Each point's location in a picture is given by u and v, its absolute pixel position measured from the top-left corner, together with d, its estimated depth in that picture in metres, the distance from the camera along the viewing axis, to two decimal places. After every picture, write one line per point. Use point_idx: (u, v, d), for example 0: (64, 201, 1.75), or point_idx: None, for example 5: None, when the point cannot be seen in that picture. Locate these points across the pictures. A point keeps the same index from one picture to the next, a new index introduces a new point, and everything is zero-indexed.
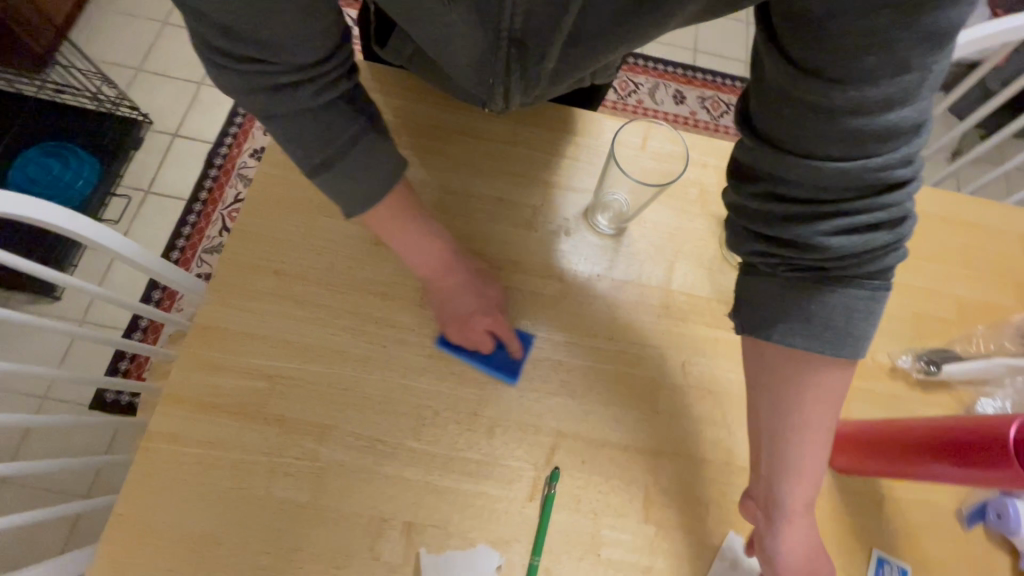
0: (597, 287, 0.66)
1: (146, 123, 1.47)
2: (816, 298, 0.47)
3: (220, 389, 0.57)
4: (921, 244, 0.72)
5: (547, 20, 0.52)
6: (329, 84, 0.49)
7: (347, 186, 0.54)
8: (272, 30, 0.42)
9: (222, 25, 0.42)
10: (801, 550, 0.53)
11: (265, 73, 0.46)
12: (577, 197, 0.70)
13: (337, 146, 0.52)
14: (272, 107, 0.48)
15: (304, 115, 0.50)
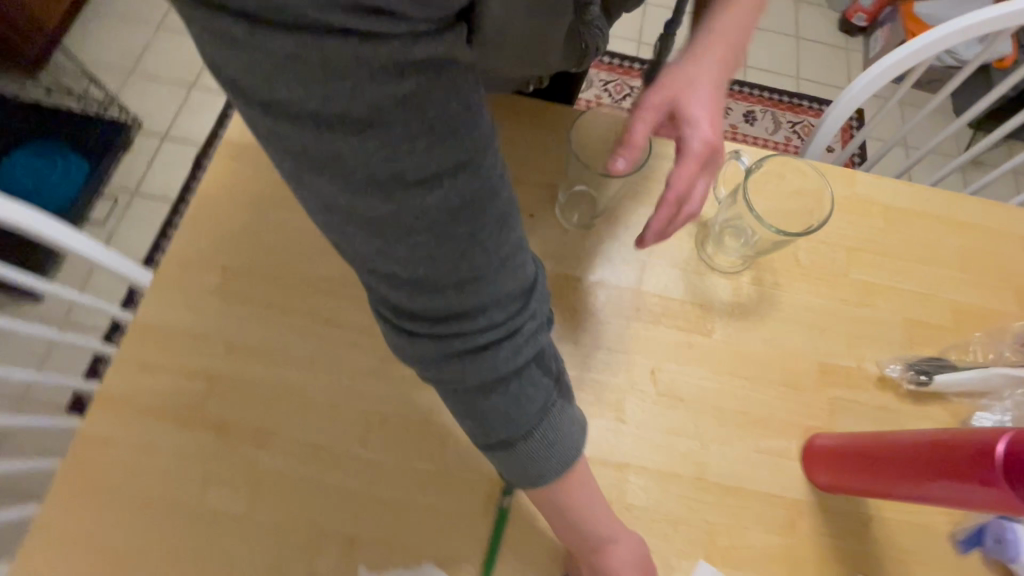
0: (563, 287, 0.62)
1: (136, 125, 1.47)
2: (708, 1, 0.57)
3: (156, 391, 0.54)
4: (914, 245, 0.68)
5: None
6: (523, 353, 0.37)
7: (530, 461, 0.41)
8: (453, 264, 0.31)
9: (410, 275, 0.31)
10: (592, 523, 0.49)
11: (446, 337, 0.34)
12: (545, 192, 0.66)
13: (516, 425, 0.39)
14: (472, 384, 0.36)
15: (495, 385, 0.37)
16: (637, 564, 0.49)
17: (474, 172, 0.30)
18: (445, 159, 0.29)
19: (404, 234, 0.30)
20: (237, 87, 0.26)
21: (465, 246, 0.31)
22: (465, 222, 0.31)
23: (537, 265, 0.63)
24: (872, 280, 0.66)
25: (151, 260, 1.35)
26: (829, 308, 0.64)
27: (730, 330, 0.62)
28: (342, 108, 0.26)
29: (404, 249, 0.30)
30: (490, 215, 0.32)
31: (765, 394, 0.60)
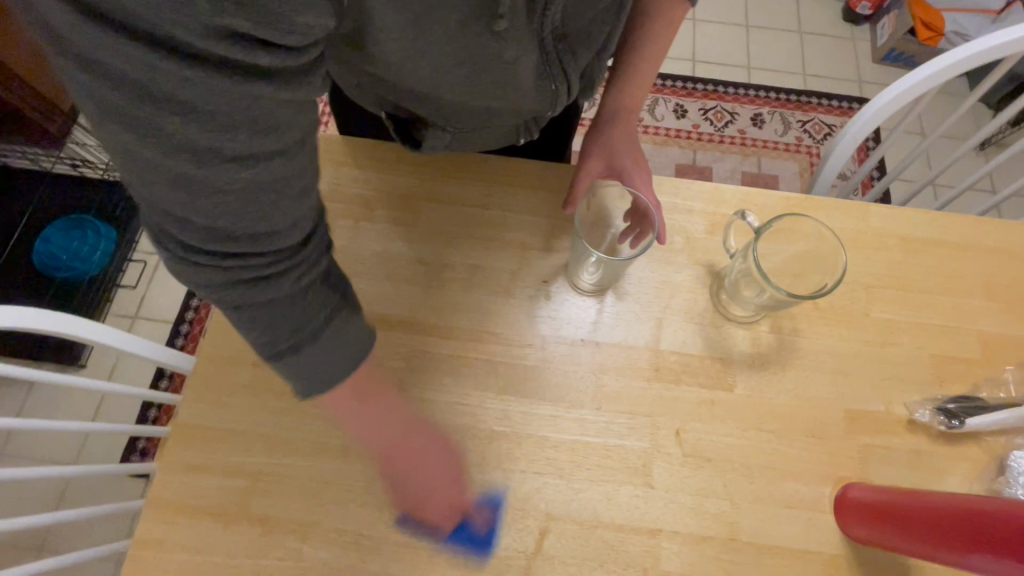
0: (581, 353, 0.63)
1: None
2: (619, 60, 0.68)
3: (202, 491, 0.56)
4: (936, 277, 0.67)
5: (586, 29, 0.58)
6: (310, 281, 0.43)
7: (327, 357, 0.46)
8: (247, 217, 0.36)
9: (205, 222, 0.35)
10: (427, 474, 0.56)
11: (229, 269, 0.38)
12: (555, 256, 0.68)
13: (301, 333, 0.44)
14: (257, 303, 0.41)
15: (277, 303, 0.42)
16: (439, 455, 0.56)
17: (297, 156, 0.37)
18: (261, 143, 0.34)
19: (211, 190, 0.34)
20: (92, 66, 0.28)
21: (267, 200, 0.36)
22: (265, 191, 0.36)
23: (553, 331, 0.64)
24: (894, 318, 0.65)
25: (183, 320, 1.40)
26: (851, 351, 0.64)
27: (751, 381, 0.62)
28: (163, 93, 0.29)
29: (205, 203, 0.34)
30: (295, 188, 0.38)
31: (793, 446, 0.60)
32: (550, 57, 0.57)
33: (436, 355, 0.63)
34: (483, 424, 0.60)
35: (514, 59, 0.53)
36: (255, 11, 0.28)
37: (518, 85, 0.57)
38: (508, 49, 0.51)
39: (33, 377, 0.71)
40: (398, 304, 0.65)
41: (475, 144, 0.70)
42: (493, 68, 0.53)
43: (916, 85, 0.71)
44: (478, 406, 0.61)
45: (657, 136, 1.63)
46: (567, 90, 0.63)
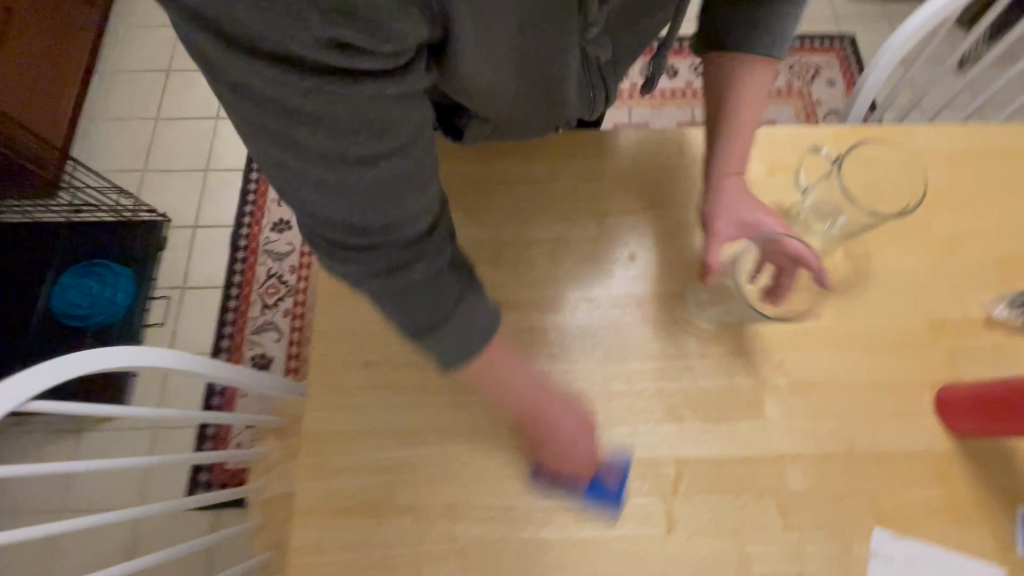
0: (676, 305, 0.66)
1: (164, 220, 1.49)
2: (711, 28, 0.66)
3: (347, 492, 0.58)
4: (985, 185, 0.71)
5: (624, 19, 0.59)
6: (436, 264, 0.45)
7: (454, 344, 0.49)
8: (381, 208, 0.40)
9: (344, 220, 0.40)
10: (523, 387, 0.57)
11: (377, 255, 0.42)
12: (632, 218, 0.70)
13: (443, 311, 0.46)
14: (396, 290, 0.44)
15: (416, 292, 0.45)
16: (583, 433, 0.58)
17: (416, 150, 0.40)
18: (381, 143, 0.37)
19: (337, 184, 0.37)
20: (236, 87, 0.33)
21: (378, 199, 0.39)
22: (388, 185, 0.39)
23: (645, 289, 0.66)
24: (954, 229, 0.69)
25: (221, 348, 1.39)
26: (921, 264, 0.67)
27: (837, 307, 0.66)
28: (289, 104, 0.33)
29: (336, 201, 0.38)
30: (413, 183, 0.40)
31: (887, 360, 0.64)
32: (589, 58, 0.58)
33: (540, 329, 0.64)
34: (599, 386, 0.62)
35: (561, 72, 0.53)
36: (358, 20, 0.31)
37: (561, 94, 0.58)
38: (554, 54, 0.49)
39: (132, 414, 0.71)
40: (491, 287, 0.66)
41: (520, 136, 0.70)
42: (540, 79, 0.53)
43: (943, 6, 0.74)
44: (590, 370, 0.63)
45: (654, 98, 1.66)
46: (601, 86, 0.65)
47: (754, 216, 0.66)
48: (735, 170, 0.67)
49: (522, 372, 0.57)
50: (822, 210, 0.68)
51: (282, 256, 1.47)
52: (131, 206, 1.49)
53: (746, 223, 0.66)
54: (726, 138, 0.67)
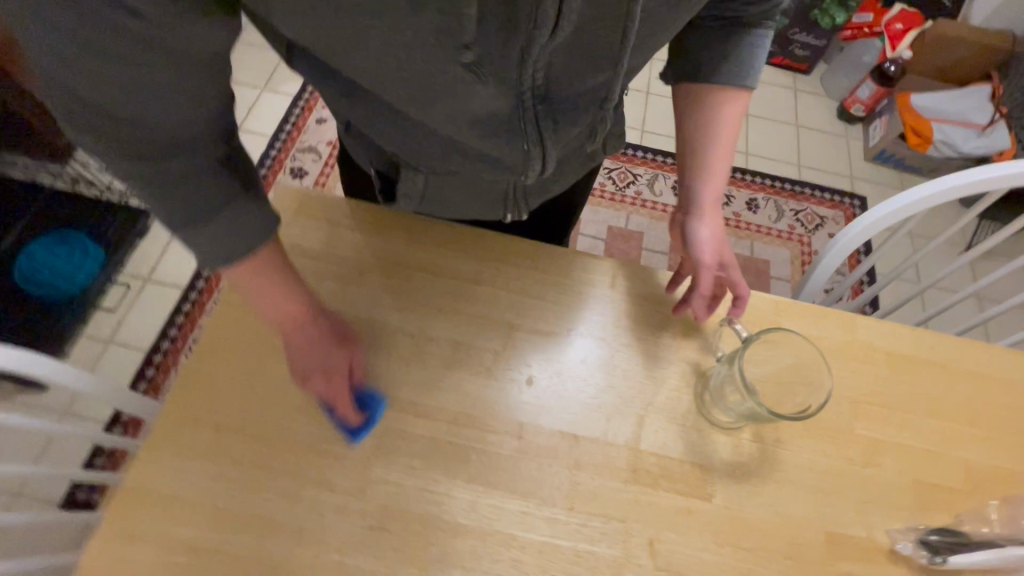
0: (560, 445, 0.61)
1: (154, 212, 1.52)
2: (731, 42, 0.63)
3: (141, 564, 0.53)
4: (921, 398, 0.66)
5: (574, 72, 0.52)
6: (199, 167, 0.43)
7: (219, 240, 0.46)
8: (164, 119, 0.38)
9: (111, 110, 0.36)
10: (305, 369, 0.57)
11: (138, 154, 0.39)
12: (541, 339, 0.66)
13: (202, 205, 0.44)
14: (156, 180, 0.41)
15: (184, 180, 0.43)
16: (316, 350, 0.57)
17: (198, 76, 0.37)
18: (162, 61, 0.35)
19: (105, 89, 0.35)
20: None
21: (145, 100, 0.37)
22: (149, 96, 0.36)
23: (531, 431, 0.61)
24: (878, 437, 0.64)
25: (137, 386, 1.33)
26: (834, 467, 0.62)
27: (730, 494, 0.60)
28: None
29: (102, 89, 0.35)
30: (189, 105, 0.39)
31: (770, 568, 0.57)
32: (526, 114, 0.53)
33: (408, 435, 0.60)
34: (449, 514, 0.57)
35: (468, 98, 0.48)
36: None
37: (489, 124, 0.53)
38: (460, 84, 0.47)
39: None
40: (375, 376, 0.63)
41: (456, 212, 0.73)
42: (451, 103, 0.49)
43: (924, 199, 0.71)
44: (446, 494, 0.58)
45: (655, 212, 1.67)
46: (541, 153, 0.58)
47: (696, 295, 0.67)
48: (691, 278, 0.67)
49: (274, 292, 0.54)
50: (731, 385, 0.62)
51: None
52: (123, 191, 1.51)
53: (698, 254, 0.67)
54: (701, 178, 0.67)
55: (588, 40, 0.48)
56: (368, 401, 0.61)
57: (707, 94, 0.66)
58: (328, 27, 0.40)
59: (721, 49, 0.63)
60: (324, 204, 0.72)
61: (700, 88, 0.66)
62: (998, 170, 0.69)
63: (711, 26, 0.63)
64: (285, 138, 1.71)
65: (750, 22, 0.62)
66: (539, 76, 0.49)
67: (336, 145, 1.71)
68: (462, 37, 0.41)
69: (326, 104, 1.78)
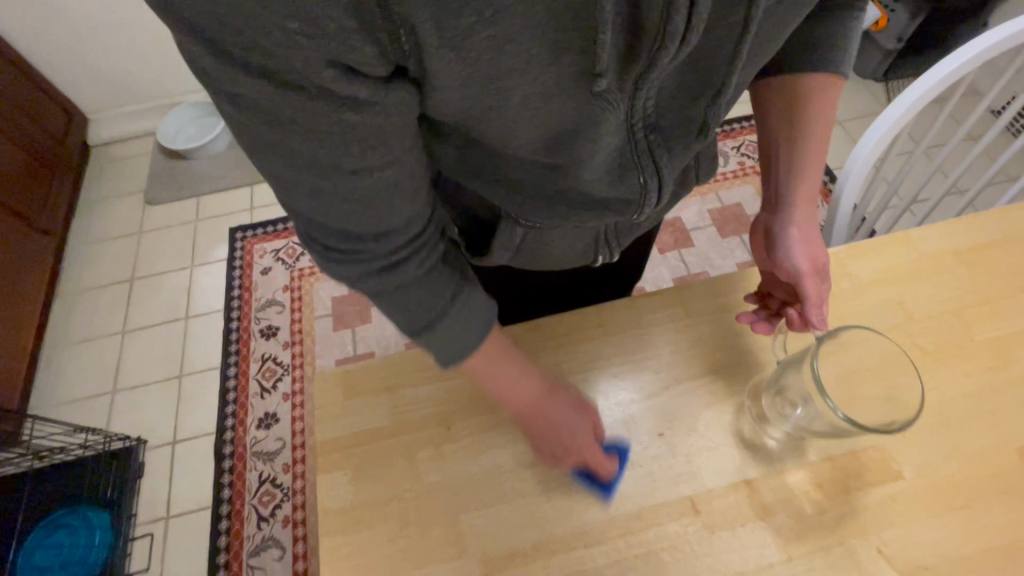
0: (738, 498, 0.57)
1: (141, 443, 1.37)
2: (827, 29, 0.60)
3: None
4: (1006, 279, 0.67)
5: (673, 93, 0.52)
6: (428, 263, 0.46)
7: (409, 311, 0.46)
8: (384, 217, 0.40)
9: (337, 224, 0.40)
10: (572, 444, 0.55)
11: (365, 261, 0.43)
12: (656, 402, 0.62)
13: (429, 313, 0.46)
14: (394, 288, 0.45)
15: (420, 282, 0.45)
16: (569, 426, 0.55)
17: (398, 167, 0.37)
18: (372, 158, 0.35)
19: (332, 193, 0.37)
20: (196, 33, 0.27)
21: (362, 206, 0.38)
22: (370, 188, 0.37)
23: (703, 499, 0.57)
24: (998, 334, 0.64)
25: None
26: (980, 384, 0.61)
27: (914, 461, 0.58)
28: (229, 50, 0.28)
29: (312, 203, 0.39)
30: (386, 202, 0.39)
31: (992, 513, 0.55)
32: (637, 145, 0.54)
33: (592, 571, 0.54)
34: None
35: (592, 147, 0.48)
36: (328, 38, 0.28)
37: (608, 164, 0.54)
38: (597, 124, 0.45)
39: None
40: (525, 525, 0.56)
41: (552, 262, 0.74)
42: (579, 149, 0.48)
43: (881, 136, 0.78)
44: None
45: None
46: (656, 181, 0.59)
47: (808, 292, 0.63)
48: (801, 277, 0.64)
49: (518, 379, 0.54)
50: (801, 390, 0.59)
51: (275, 457, 1.36)
52: (100, 440, 1.36)
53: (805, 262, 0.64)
54: (795, 178, 0.66)
55: (707, 59, 0.49)
56: (534, 557, 0.55)
57: (809, 84, 0.62)
58: (473, 100, 0.37)
59: (828, 37, 0.60)
60: (368, 372, 0.65)
61: (800, 74, 0.62)
62: (919, 86, 0.78)
63: (814, 16, 0.60)
64: (237, 304, 1.58)
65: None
66: (648, 107, 0.50)
67: (291, 288, 1.60)
68: (596, 66, 0.39)
69: (261, 253, 1.67)
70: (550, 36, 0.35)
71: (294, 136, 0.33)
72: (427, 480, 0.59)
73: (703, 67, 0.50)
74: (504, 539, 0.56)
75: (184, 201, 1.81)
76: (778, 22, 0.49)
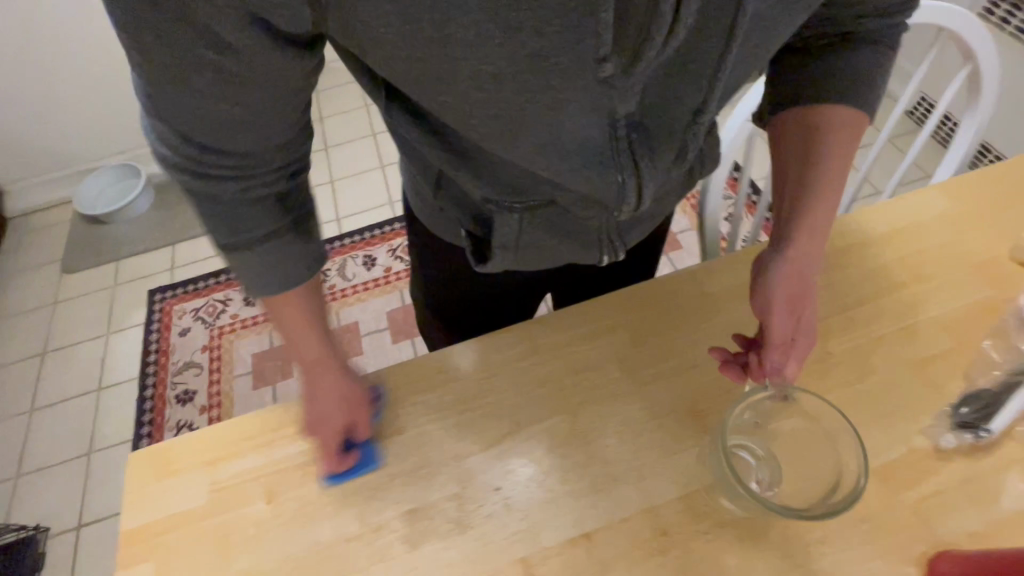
0: (578, 554, 0.51)
1: (42, 531, 1.28)
2: (854, 55, 0.60)
3: None
4: (862, 283, 0.64)
5: (657, 90, 0.51)
6: (277, 225, 0.47)
7: (259, 272, 0.48)
8: (234, 137, 0.40)
9: (176, 124, 0.38)
10: (323, 425, 0.54)
11: (197, 161, 0.41)
12: (495, 452, 0.57)
13: (243, 235, 0.46)
14: (199, 200, 0.44)
15: (223, 202, 0.45)
16: (331, 400, 0.54)
17: (296, 98, 0.40)
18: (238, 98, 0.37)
19: (213, 98, 0.36)
20: None
21: (231, 124, 0.39)
22: (259, 116, 0.39)
23: (538, 558, 0.51)
24: (855, 345, 0.60)
25: None
26: (838, 401, 0.57)
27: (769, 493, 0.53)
28: None
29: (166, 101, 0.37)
30: (243, 138, 0.40)
31: (850, 545, 0.50)
32: (619, 145, 0.52)
33: None
34: None
35: (560, 128, 0.48)
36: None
37: (586, 156, 0.51)
38: (548, 104, 0.45)
39: None
40: None
41: (544, 263, 0.71)
42: (531, 134, 0.48)
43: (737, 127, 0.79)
44: None
45: None
46: (635, 182, 0.56)
47: (775, 356, 0.56)
48: (777, 335, 0.57)
49: (305, 332, 0.52)
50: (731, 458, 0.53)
51: None
52: None
53: (796, 304, 0.58)
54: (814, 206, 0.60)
55: (685, 59, 0.49)
56: None
57: (834, 115, 0.60)
58: (400, 59, 0.40)
59: (858, 61, 0.60)
60: (187, 448, 0.59)
61: (831, 104, 0.60)
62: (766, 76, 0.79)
63: (823, 44, 0.61)
64: (153, 369, 1.51)
65: (880, 31, 0.60)
66: (634, 99, 0.48)
67: (211, 348, 1.54)
68: (595, 34, 0.40)
69: (180, 313, 1.61)
70: (497, 14, 0.38)
71: (164, 52, 0.34)
72: (237, 567, 0.53)
73: (682, 63, 0.49)
74: None
75: (101, 267, 1.75)
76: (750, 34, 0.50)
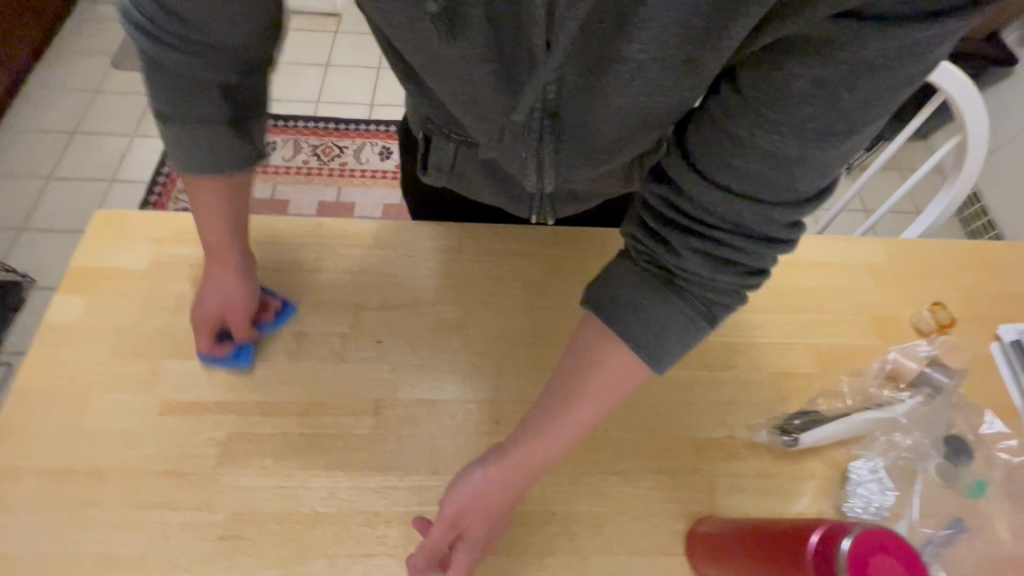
0: (420, 412, 0.60)
1: (29, 281, 1.43)
2: (658, 300, 0.46)
3: None
4: (769, 295, 0.68)
5: (581, 98, 0.50)
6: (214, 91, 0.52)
7: (192, 150, 0.54)
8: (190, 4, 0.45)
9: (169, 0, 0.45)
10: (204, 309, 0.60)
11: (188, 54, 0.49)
12: (391, 315, 0.65)
13: (192, 129, 0.53)
14: (189, 90, 0.51)
15: (183, 93, 0.51)
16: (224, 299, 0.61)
17: None
18: None
19: None
20: None
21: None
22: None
23: (388, 403, 0.60)
24: (732, 341, 0.66)
25: None
26: (692, 379, 0.63)
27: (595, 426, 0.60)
28: None
29: None
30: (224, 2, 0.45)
31: (640, 487, 0.57)
32: (532, 127, 0.53)
33: (254, 434, 0.57)
34: (303, 503, 0.55)
35: (467, 87, 0.50)
36: None
37: (497, 124, 0.54)
38: (456, 57, 0.47)
39: None
40: (213, 387, 0.59)
41: (483, 200, 0.74)
42: (452, 82, 0.51)
43: None
44: (303, 486, 0.55)
45: None
46: (538, 165, 0.57)
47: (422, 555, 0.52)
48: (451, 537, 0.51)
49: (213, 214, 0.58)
50: None
51: None
52: None
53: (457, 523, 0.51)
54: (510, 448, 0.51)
55: (592, 74, 0.47)
56: (212, 410, 0.58)
57: (598, 377, 0.49)
58: None
59: (650, 310, 0.46)
60: (147, 220, 0.68)
61: (602, 337, 0.48)
62: None
63: (648, 269, 0.47)
64: (163, 179, 1.62)
65: (698, 277, 0.46)
66: (549, 89, 0.49)
67: None
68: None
69: None
70: None
71: None
72: (150, 323, 0.62)
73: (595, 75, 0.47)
74: (191, 390, 0.59)
75: None
76: (678, 79, 0.46)
